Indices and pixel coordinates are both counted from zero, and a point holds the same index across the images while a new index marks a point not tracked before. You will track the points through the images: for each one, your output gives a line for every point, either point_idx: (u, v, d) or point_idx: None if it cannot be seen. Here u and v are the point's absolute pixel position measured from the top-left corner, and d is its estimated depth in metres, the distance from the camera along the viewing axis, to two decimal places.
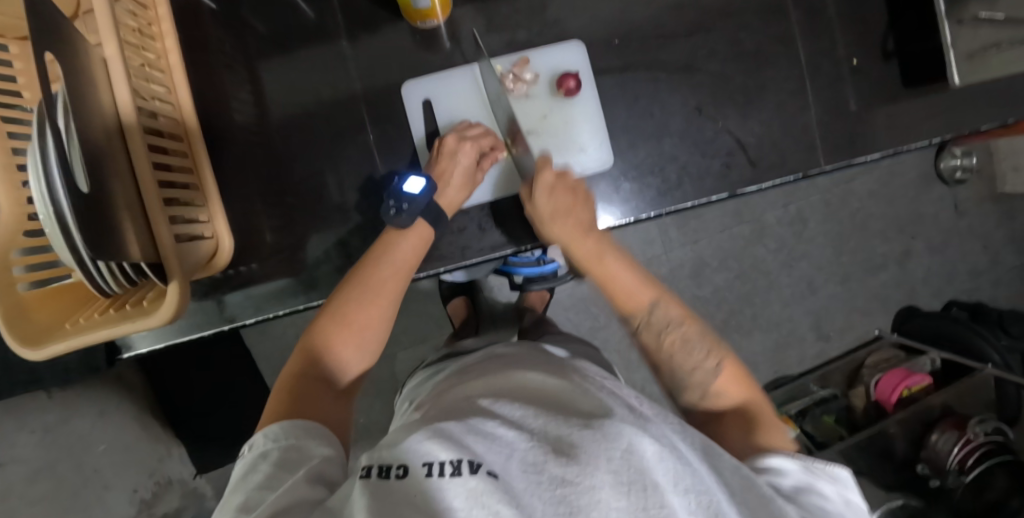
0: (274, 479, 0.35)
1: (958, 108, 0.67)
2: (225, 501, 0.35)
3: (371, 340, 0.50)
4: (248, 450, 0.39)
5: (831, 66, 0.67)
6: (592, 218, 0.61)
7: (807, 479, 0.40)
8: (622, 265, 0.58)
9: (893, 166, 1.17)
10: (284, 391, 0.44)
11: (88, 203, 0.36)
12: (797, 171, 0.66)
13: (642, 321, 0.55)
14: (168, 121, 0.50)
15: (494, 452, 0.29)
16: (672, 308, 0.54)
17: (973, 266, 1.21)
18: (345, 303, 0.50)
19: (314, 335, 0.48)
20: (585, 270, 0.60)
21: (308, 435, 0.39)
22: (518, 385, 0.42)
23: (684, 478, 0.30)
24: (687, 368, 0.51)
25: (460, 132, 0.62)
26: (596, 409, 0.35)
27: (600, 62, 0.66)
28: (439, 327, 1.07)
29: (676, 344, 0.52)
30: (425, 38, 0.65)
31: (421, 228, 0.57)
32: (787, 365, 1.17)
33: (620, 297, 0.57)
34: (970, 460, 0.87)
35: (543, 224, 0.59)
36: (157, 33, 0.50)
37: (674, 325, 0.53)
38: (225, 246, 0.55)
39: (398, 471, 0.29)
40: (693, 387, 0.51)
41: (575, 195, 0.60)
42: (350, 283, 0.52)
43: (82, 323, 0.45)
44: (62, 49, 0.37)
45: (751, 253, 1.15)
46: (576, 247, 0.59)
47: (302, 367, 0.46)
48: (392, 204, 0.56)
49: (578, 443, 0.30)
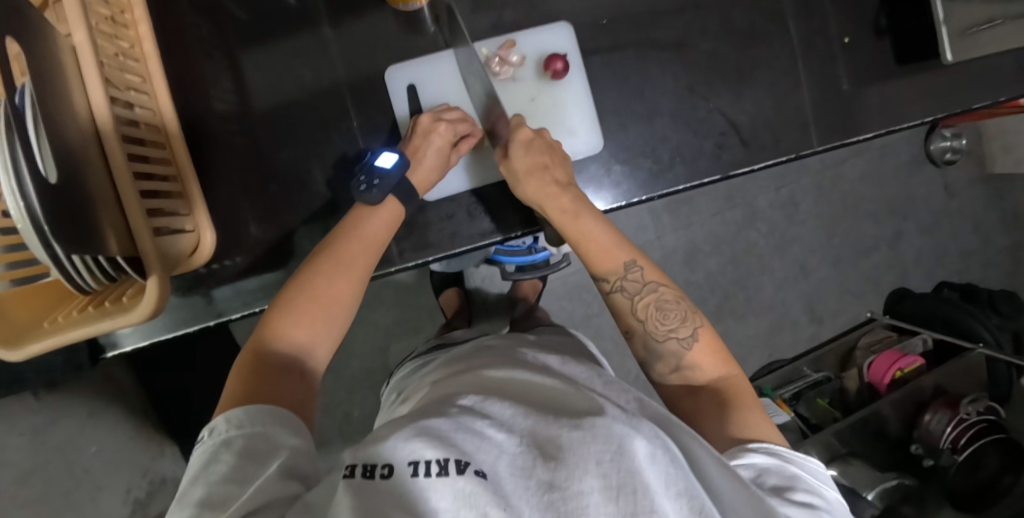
0: (242, 472, 0.34)
1: (950, 87, 0.67)
2: (183, 494, 0.34)
3: (338, 318, 0.48)
4: (208, 435, 0.38)
5: (823, 43, 0.66)
6: (568, 177, 0.58)
7: (786, 475, 0.42)
8: (598, 223, 0.56)
9: (885, 147, 1.17)
10: (248, 375, 0.43)
11: (61, 205, 0.35)
12: (790, 151, 0.65)
13: (616, 284, 0.55)
14: (144, 112, 0.48)
15: (483, 451, 0.29)
16: (648, 271, 0.55)
17: (963, 247, 1.22)
18: (311, 279, 0.48)
19: (277, 314, 0.47)
20: (559, 228, 0.56)
21: (275, 422, 0.38)
22: (504, 382, 0.41)
23: (674, 483, 0.30)
24: (661, 332, 0.52)
25: (437, 113, 0.60)
26: (587, 406, 0.35)
27: (588, 43, 0.65)
28: (432, 317, 1.07)
29: (651, 308, 0.53)
30: (410, 22, 0.64)
31: (392, 206, 0.55)
32: (781, 348, 1.18)
33: (596, 258, 0.55)
34: (963, 440, 0.88)
35: (518, 182, 0.56)
36: (130, 21, 0.48)
37: (648, 288, 0.54)
38: (207, 239, 0.52)
39: (383, 471, 0.28)
40: (667, 355, 0.52)
41: (552, 153, 0.58)
42: (319, 257, 0.50)
43: (61, 322, 0.44)
44: (27, 37, 0.35)
45: (743, 237, 1.15)
46: (549, 204, 0.56)
47: (265, 348, 0.45)
48: (363, 179, 0.55)
49: (567, 444, 0.30)
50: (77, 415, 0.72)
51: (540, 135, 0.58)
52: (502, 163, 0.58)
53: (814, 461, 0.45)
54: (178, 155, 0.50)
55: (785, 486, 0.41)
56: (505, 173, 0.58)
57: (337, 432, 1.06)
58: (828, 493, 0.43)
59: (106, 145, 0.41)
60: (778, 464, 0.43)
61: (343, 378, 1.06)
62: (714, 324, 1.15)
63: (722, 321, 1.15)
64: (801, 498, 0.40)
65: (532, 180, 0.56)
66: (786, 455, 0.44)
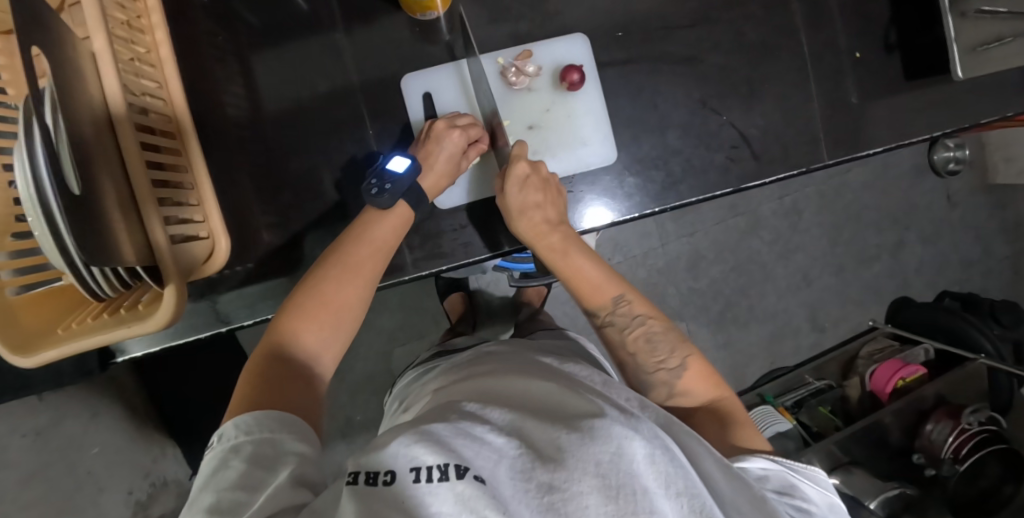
0: (250, 478, 0.34)
1: (957, 102, 0.67)
2: (194, 498, 0.35)
3: (345, 323, 0.49)
4: (218, 441, 0.38)
5: (834, 58, 0.66)
6: (561, 214, 0.58)
7: (788, 478, 0.42)
8: (587, 258, 0.56)
9: (888, 158, 1.17)
10: (256, 379, 0.42)
11: (79, 210, 0.34)
12: (800, 164, 0.66)
13: (606, 318, 0.55)
14: (159, 117, 0.48)
15: (483, 457, 0.29)
16: (636, 304, 0.55)
17: (965, 258, 1.23)
18: (322, 283, 0.48)
19: (286, 319, 0.47)
20: (547, 263, 0.57)
21: (283, 428, 0.38)
22: (509, 388, 0.41)
23: (673, 482, 0.30)
24: (652, 363, 0.53)
25: (450, 119, 0.60)
26: (587, 409, 0.35)
27: (602, 54, 0.65)
28: (437, 322, 1.07)
29: (640, 342, 0.54)
30: (425, 30, 0.64)
31: (402, 209, 0.55)
32: (783, 356, 1.18)
33: (585, 293, 0.56)
34: (965, 449, 0.88)
35: (509, 218, 0.56)
36: (146, 25, 0.48)
37: (637, 321, 0.54)
38: (222, 247, 0.52)
39: (385, 477, 0.28)
40: (659, 385, 0.52)
41: (547, 190, 0.57)
42: (329, 259, 0.51)
43: (75, 328, 0.44)
44: (52, 47, 0.35)
45: (747, 245, 1.15)
46: (538, 242, 0.56)
47: (275, 351, 0.45)
48: (374, 183, 0.55)
49: (566, 447, 0.30)
50: (82, 417, 0.72)
51: (536, 169, 0.57)
52: (500, 196, 0.57)
53: (815, 469, 0.45)
54: (193, 162, 0.50)
55: (786, 491, 0.42)
56: (500, 205, 0.58)
57: (338, 436, 1.06)
58: (827, 502, 0.43)
59: (122, 148, 0.40)
60: (779, 469, 0.43)
61: (347, 382, 1.06)
62: (717, 331, 1.16)
63: (725, 329, 1.16)
64: (800, 504, 0.41)
65: (523, 218, 0.56)
66: (787, 462, 0.44)
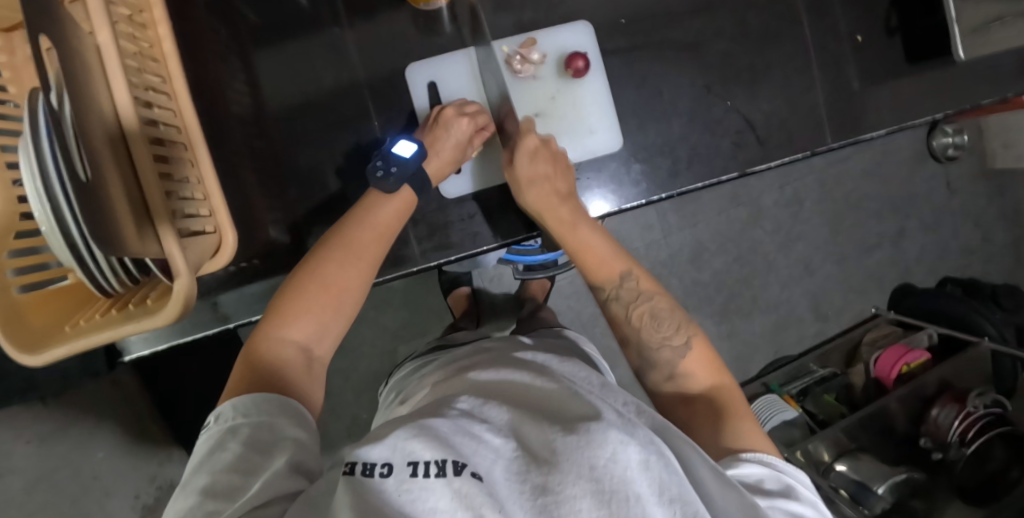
0: (248, 463, 0.34)
1: (959, 84, 0.67)
2: (187, 480, 0.34)
3: (347, 307, 0.48)
4: (215, 422, 0.38)
5: (836, 43, 0.66)
6: (570, 186, 0.58)
7: (780, 482, 0.42)
8: (595, 233, 0.56)
9: (887, 146, 1.18)
10: (257, 362, 0.43)
11: (95, 203, 0.34)
12: (804, 149, 0.66)
13: (612, 293, 0.55)
14: (165, 112, 0.47)
15: (479, 455, 0.29)
16: (643, 282, 0.55)
17: (966, 243, 1.23)
18: (324, 266, 0.48)
19: (285, 301, 0.46)
20: (555, 236, 0.57)
21: (281, 412, 0.38)
22: (505, 386, 0.41)
23: (666, 489, 0.29)
24: (656, 340, 0.52)
25: (459, 106, 0.60)
26: (585, 411, 0.34)
27: (606, 42, 0.65)
28: (441, 319, 1.06)
29: (645, 318, 0.54)
30: (428, 22, 0.64)
31: (406, 194, 0.55)
32: (787, 345, 1.18)
33: (592, 267, 0.56)
34: (971, 432, 0.89)
35: (517, 189, 0.56)
36: (150, 20, 0.48)
37: (643, 297, 0.55)
38: (230, 240, 0.52)
39: (382, 470, 0.27)
40: (662, 363, 0.52)
41: (557, 162, 0.57)
42: (329, 243, 0.50)
43: (82, 326, 0.43)
44: (61, 36, 0.34)
45: (749, 235, 1.15)
46: (546, 213, 0.56)
47: (276, 334, 0.45)
48: (380, 166, 0.54)
49: (560, 450, 0.29)
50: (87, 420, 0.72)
51: (546, 144, 0.57)
52: (507, 169, 0.58)
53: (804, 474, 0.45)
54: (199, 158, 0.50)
55: (779, 494, 0.41)
56: (509, 179, 0.58)
57: (344, 435, 1.06)
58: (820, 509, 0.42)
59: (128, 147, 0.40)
60: (772, 474, 0.42)
61: (352, 380, 1.05)
62: (720, 322, 1.16)
63: (728, 319, 1.16)
64: (794, 509, 0.40)
65: (532, 187, 0.56)
66: (779, 465, 0.43)
